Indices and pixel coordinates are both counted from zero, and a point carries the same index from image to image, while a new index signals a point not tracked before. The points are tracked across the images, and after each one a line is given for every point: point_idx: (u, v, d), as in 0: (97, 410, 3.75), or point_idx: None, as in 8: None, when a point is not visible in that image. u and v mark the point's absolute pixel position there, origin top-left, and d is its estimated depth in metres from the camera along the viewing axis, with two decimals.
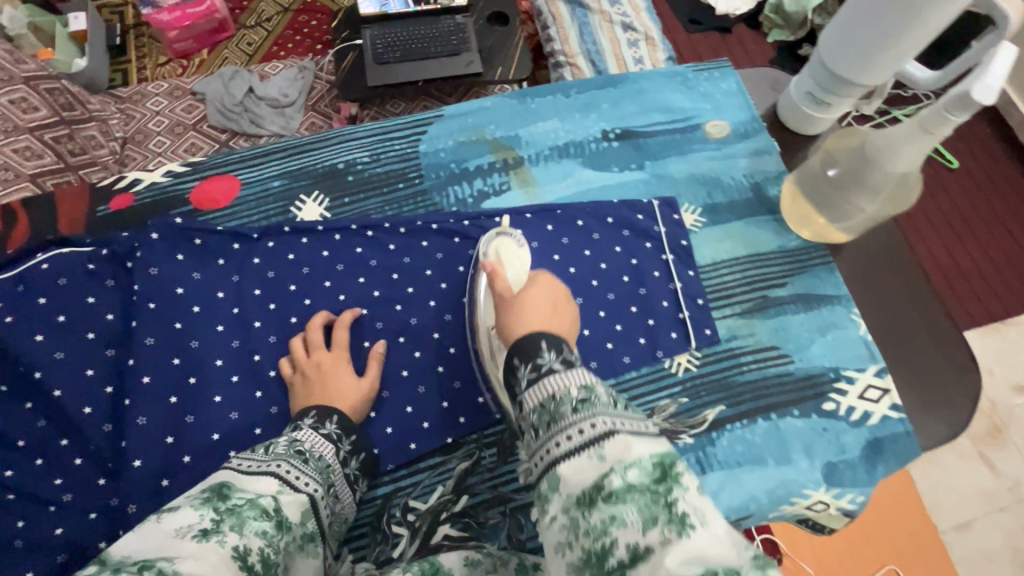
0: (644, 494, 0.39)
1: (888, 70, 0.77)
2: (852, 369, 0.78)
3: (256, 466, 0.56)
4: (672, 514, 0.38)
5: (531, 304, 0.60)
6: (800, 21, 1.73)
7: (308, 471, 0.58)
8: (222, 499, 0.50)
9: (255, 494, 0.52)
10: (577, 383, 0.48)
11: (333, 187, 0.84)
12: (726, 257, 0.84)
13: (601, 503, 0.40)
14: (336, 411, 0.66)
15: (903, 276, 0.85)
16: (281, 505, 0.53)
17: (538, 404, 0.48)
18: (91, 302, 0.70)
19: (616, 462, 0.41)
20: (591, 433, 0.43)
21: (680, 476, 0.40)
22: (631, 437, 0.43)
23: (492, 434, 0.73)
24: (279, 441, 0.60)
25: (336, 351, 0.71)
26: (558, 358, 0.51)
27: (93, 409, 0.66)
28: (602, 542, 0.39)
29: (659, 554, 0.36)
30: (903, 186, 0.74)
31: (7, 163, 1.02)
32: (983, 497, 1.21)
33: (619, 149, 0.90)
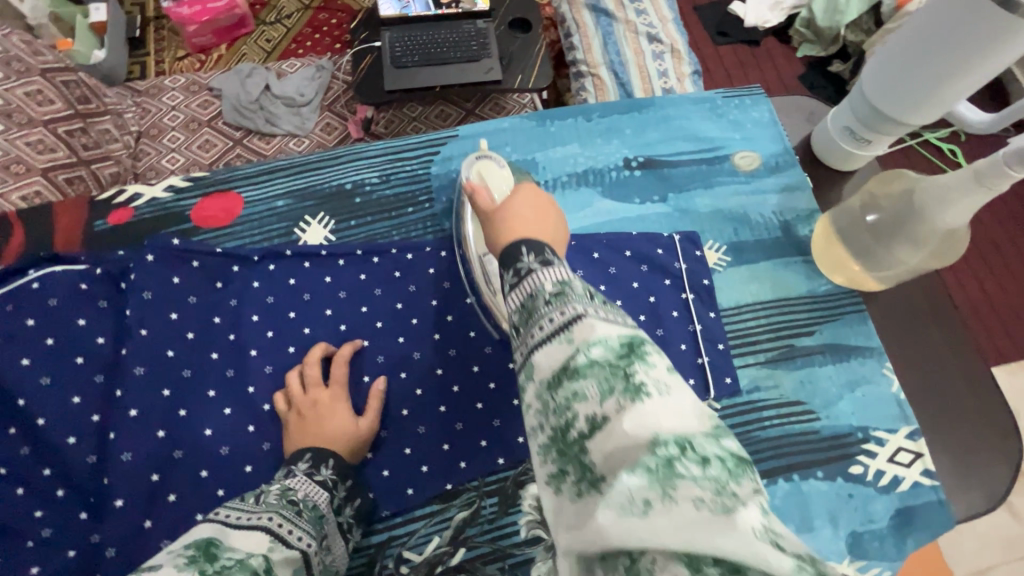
0: (605, 368, 0.35)
1: (941, 108, 0.71)
2: (882, 430, 0.73)
3: (246, 518, 0.48)
4: (629, 384, 0.34)
5: (515, 219, 0.51)
6: (832, 37, 1.65)
7: (302, 525, 0.51)
8: (209, 559, 0.42)
9: (245, 553, 0.44)
10: (553, 279, 0.41)
11: (339, 209, 0.80)
12: (749, 301, 0.79)
13: (565, 382, 0.36)
14: (331, 454, 0.61)
15: (942, 329, 0.79)
16: (273, 565, 0.45)
17: (517, 304, 0.41)
18: (81, 325, 0.67)
19: (581, 342, 0.36)
20: (562, 319, 0.38)
21: (647, 354, 0.36)
22: (601, 321, 0.37)
23: (494, 482, 0.69)
24: (269, 491, 0.53)
25: (334, 388, 0.67)
26: (537, 260, 0.43)
27: (77, 439, 0.63)
28: (566, 419, 0.35)
29: (614, 422, 0.33)
30: (949, 241, 0.68)
31: (18, 156, 0.99)
32: (1007, 545, 1.15)
33: (642, 179, 0.85)
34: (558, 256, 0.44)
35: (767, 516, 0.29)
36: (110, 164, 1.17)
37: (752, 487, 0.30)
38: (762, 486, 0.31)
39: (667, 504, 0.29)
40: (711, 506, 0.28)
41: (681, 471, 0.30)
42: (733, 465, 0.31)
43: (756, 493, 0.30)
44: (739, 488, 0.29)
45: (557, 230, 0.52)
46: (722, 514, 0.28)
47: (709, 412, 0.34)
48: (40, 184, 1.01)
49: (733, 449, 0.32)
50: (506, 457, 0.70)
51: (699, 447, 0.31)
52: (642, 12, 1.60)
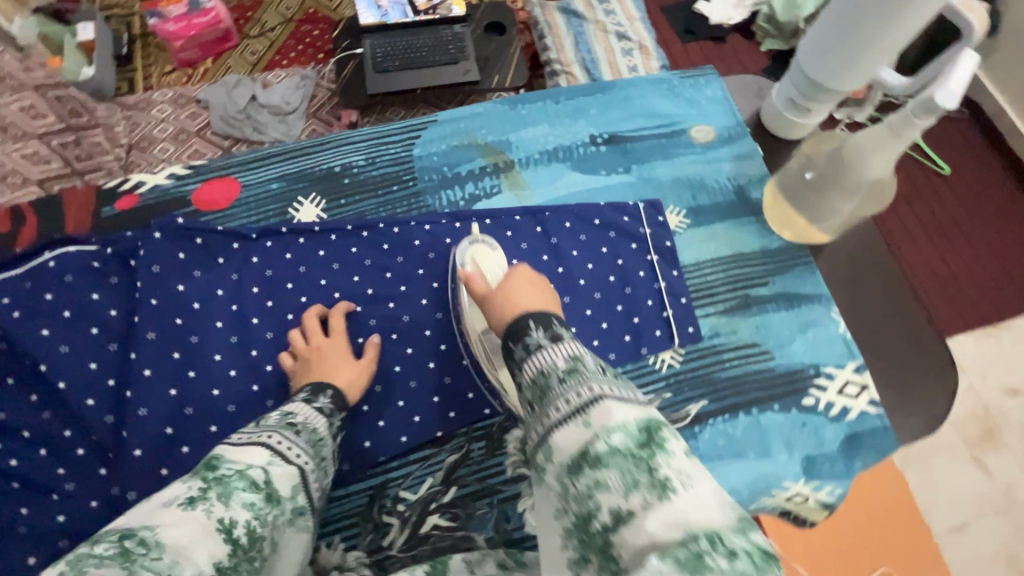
0: (627, 459, 0.39)
1: (866, 75, 0.80)
2: (832, 366, 0.80)
3: (247, 437, 0.54)
4: (654, 479, 0.38)
5: (517, 292, 0.60)
6: (792, 30, 1.76)
7: (298, 443, 0.57)
8: (209, 469, 0.49)
9: (246, 464, 0.51)
10: (564, 356, 0.47)
11: (329, 190, 0.87)
12: (708, 258, 0.87)
13: (588, 469, 0.40)
14: (330, 387, 0.67)
15: (886, 275, 0.87)
16: (271, 477, 0.52)
17: (530, 379, 0.48)
18: (95, 299, 0.73)
19: (600, 428, 0.41)
20: (581, 399, 0.43)
21: (665, 441, 0.40)
22: (617, 403, 0.42)
23: (481, 428, 0.76)
24: (270, 416, 0.59)
25: (333, 337, 0.74)
26: (546, 334, 0.50)
27: (95, 401, 0.69)
28: (588, 506, 0.40)
29: (641, 518, 0.37)
30: (876, 189, 0.76)
31: (17, 168, 1.31)
32: (978, 501, 1.23)
33: (607, 153, 0.93)
34: (561, 326, 0.52)
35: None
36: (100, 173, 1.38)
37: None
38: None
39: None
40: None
41: (711, 565, 0.34)
42: (759, 559, 0.35)
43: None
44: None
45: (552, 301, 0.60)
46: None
47: (734, 505, 0.38)
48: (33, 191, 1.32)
49: (760, 543, 0.36)
50: (493, 407, 0.76)
51: (727, 542, 0.35)
52: (610, 12, 1.69)
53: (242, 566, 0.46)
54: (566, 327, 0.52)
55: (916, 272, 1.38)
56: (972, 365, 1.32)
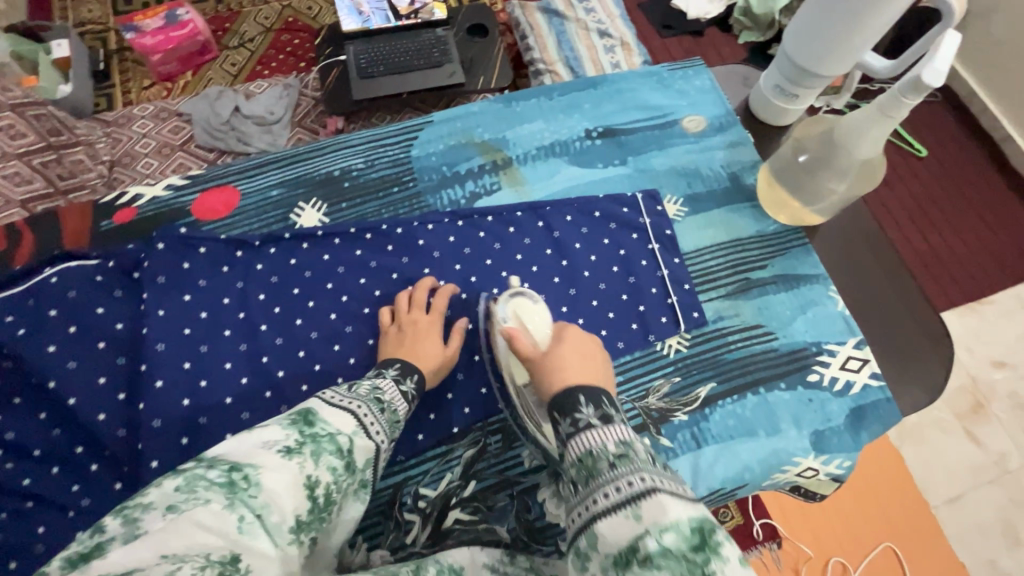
0: (681, 562, 0.40)
1: (850, 60, 0.82)
2: (833, 343, 0.82)
3: (343, 402, 0.58)
4: None
5: (566, 360, 0.61)
6: (768, 22, 1.81)
7: (380, 421, 0.60)
8: (307, 424, 0.52)
9: (336, 429, 0.54)
10: (615, 439, 0.50)
11: (330, 194, 0.87)
12: (708, 243, 0.88)
13: (636, 567, 0.41)
14: (418, 371, 0.69)
15: (879, 253, 0.90)
16: (354, 447, 0.54)
17: (577, 458, 0.50)
18: (100, 313, 0.72)
19: (652, 524, 0.42)
20: (632, 489, 0.45)
21: (718, 546, 0.41)
22: (671, 500, 0.44)
23: (496, 421, 0.76)
24: (361, 385, 0.62)
25: (432, 314, 0.76)
26: (597, 413, 0.52)
27: (107, 416, 0.68)
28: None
29: None
30: (867, 169, 0.78)
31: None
32: (973, 472, 1.25)
33: (603, 147, 0.94)
34: (612, 405, 0.54)
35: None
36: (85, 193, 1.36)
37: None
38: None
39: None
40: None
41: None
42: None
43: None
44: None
45: (604, 373, 0.62)
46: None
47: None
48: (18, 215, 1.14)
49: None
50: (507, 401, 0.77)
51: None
52: (591, 10, 1.72)
53: (314, 524, 0.48)
54: (616, 407, 0.54)
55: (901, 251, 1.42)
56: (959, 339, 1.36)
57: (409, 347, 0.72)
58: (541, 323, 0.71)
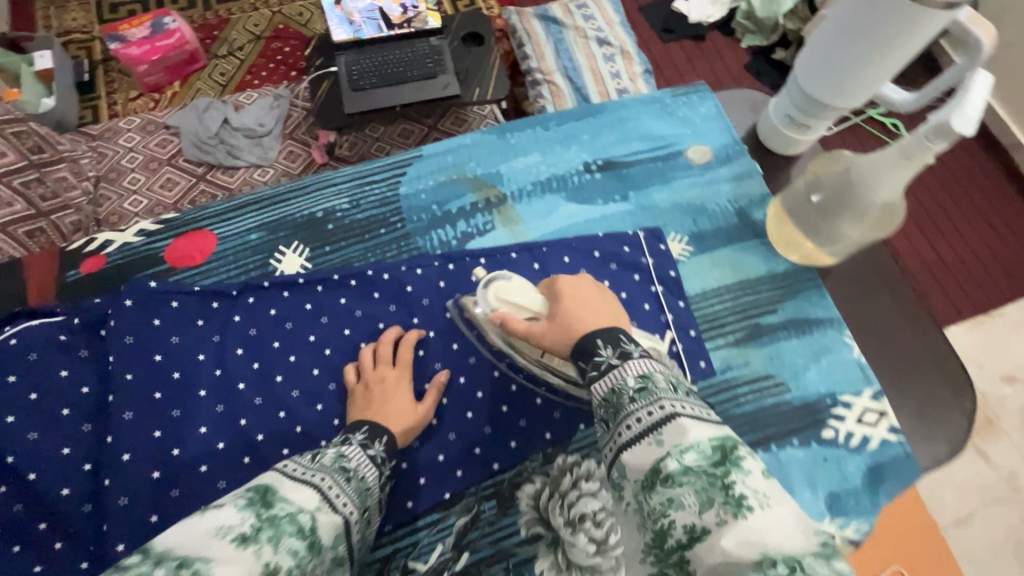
0: (701, 477, 0.41)
1: (866, 92, 0.77)
2: (849, 394, 0.77)
3: (303, 475, 0.51)
4: (730, 496, 0.39)
5: (575, 306, 0.61)
6: (772, 26, 1.74)
7: (348, 491, 0.54)
8: (263, 504, 0.45)
9: (297, 506, 0.47)
10: (634, 375, 0.51)
11: (313, 237, 0.82)
12: (714, 286, 0.83)
13: (660, 487, 0.42)
14: (386, 432, 0.64)
15: (895, 293, 0.85)
16: (318, 524, 0.47)
17: (602, 396, 0.51)
18: (65, 376, 0.67)
19: (672, 446, 0.43)
20: (652, 418, 0.46)
21: (742, 461, 0.41)
22: (691, 422, 0.45)
23: (489, 486, 0.71)
24: (326, 453, 0.56)
25: (399, 369, 0.71)
26: (615, 352, 0.54)
27: (71, 490, 0.63)
28: (662, 524, 0.41)
29: (715, 535, 0.38)
30: (886, 215, 0.73)
31: None
32: (981, 490, 1.20)
33: (602, 181, 0.89)
34: (630, 343, 0.55)
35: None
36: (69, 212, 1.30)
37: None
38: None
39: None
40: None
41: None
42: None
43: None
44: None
45: (615, 314, 0.62)
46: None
47: (817, 531, 0.38)
48: None
49: (845, 571, 0.36)
50: (501, 462, 0.72)
51: (808, 568, 0.35)
52: (589, 17, 1.65)
53: None
54: (635, 345, 0.55)
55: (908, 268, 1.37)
56: (968, 354, 1.30)
57: (392, 404, 0.68)
58: (523, 295, 0.70)
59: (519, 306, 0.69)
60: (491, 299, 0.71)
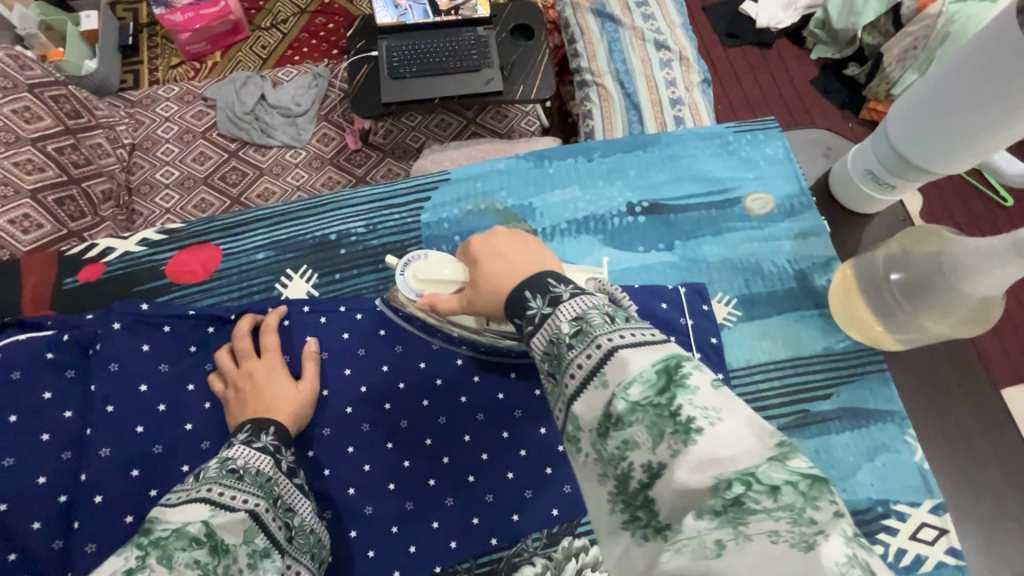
0: (649, 412, 0.35)
1: (976, 158, 0.65)
2: (904, 503, 0.67)
3: (184, 496, 0.45)
4: (678, 424, 0.34)
5: (496, 261, 0.52)
6: (848, 38, 1.55)
7: (246, 488, 0.48)
8: (144, 535, 0.41)
9: (183, 522, 0.42)
10: (568, 319, 0.42)
11: (323, 261, 0.75)
12: (760, 360, 0.74)
13: (613, 431, 0.36)
14: (272, 422, 0.57)
15: (974, 389, 0.74)
16: (215, 529, 0.43)
17: (542, 351, 0.43)
18: (47, 399, 0.63)
19: (616, 385, 0.37)
20: (592, 360, 0.39)
21: (687, 377, 0.35)
22: (631, 351, 0.37)
23: (485, 564, 0.64)
24: (208, 465, 0.49)
25: (268, 358, 0.65)
26: (545, 301, 0.44)
27: (42, 525, 0.59)
28: (622, 468, 0.36)
29: (670, 469, 0.33)
30: (980, 310, 0.62)
31: (6, 178, 0.98)
32: None
33: (646, 225, 0.79)
34: (560, 284, 0.45)
35: (850, 543, 0.29)
36: (102, 180, 1.23)
37: (832, 510, 0.30)
38: (845, 507, 0.30)
39: (741, 543, 0.30)
40: (789, 540, 0.29)
41: (748, 506, 0.30)
42: (807, 488, 0.30)
43: (838, 518, 0.30)
44: (816, 514, 0.29)
45: (539, 258, 0.52)
46: (803, 548, 0.28)
47: (772, 429, 0.33)
48: (28, 206, 0.99)
49: (804, 470, 0.31)
50: (500, 537, 0.65)
51: (765, 478, 0.31)
52: (650, 16, 1.51)
53: None
54: (564, 285, 0.45)
55: None
56: None
57: (271, 394, 0.61)
58: (445, 269, 0.61)
59: (442, 280, 0.62)
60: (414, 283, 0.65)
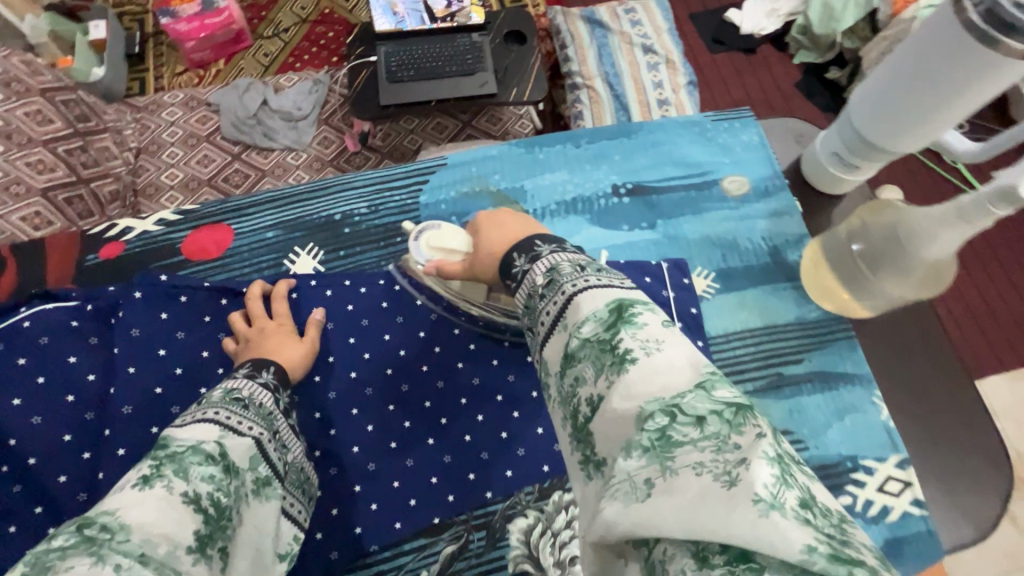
0: (595, 347, 0.40)
1: (930, 135, 0.71)
2: (872, 459, 0.72)
3: (191, 417, 0.49)
4: (616, 356, 0.39)
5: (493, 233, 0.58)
6: (828, 43, 1.63)
7: (250, 416, 0.53)
8: (159, 449, 0.45)
9: (197, 440, 0.47)
10: (543, 271, 0.48)
11: (329, 239, 0.81)
12: (737, 328, 0.79)
13: (568, 368, 0.42)
14: (272, 362, 0.61)
15: (934, 351, 0.79)
16: (226, 450, 0.48)
17: (522, 303, 0.49)
18: (73, 362, 0.68)
19: (573, 326, 0.43)
20: (558, 305, 0.45)
21: (634, 316, 0.40)
22: (586, 295, 0.43)
23: (481, 515, 0.69)
24: (212, 393, 0.54)
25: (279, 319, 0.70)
26: (527, 259, 0.50)
27: (67, 478, 0.63)
28: (573, 401, 0.41)
29: (608, 399, 0.38)
30: (934, 273, 0.68)
31: (17, 177, 1.03)
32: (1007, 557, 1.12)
33: (630, 206, 0.85)
34: (543, 244, 0.51)
35: (773, 462, 0.32)
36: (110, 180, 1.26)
37: (754, 433, 0.33)
38: (766, 428, 0.33)
39: (669, 477, 0.33)
40: (712, 472, 0.32)
41: (674, 437, 0.34)
42: (731, 416, 0.34)
43: (759, 439, 0.33)
44: (739, 439, 0.33)
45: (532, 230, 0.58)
46: (725, 482, 0.31)
47: (705, 362, 0.38)
48: (39, 204, 1.05)
49: (726, 400, 0.35)
50: (496, 490, 0.70)
51: (689, 409, 0.35)
52: (637, 22, 1.59)
53: (216, 536, 0.43)
54: (547, 244, 0.51)
55: (944, 307, 1.29)
56: (1008, 413, 1.21)
57: (282, 354, 0.66)
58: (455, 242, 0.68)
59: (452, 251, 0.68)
60: (425, 248, 0.70)
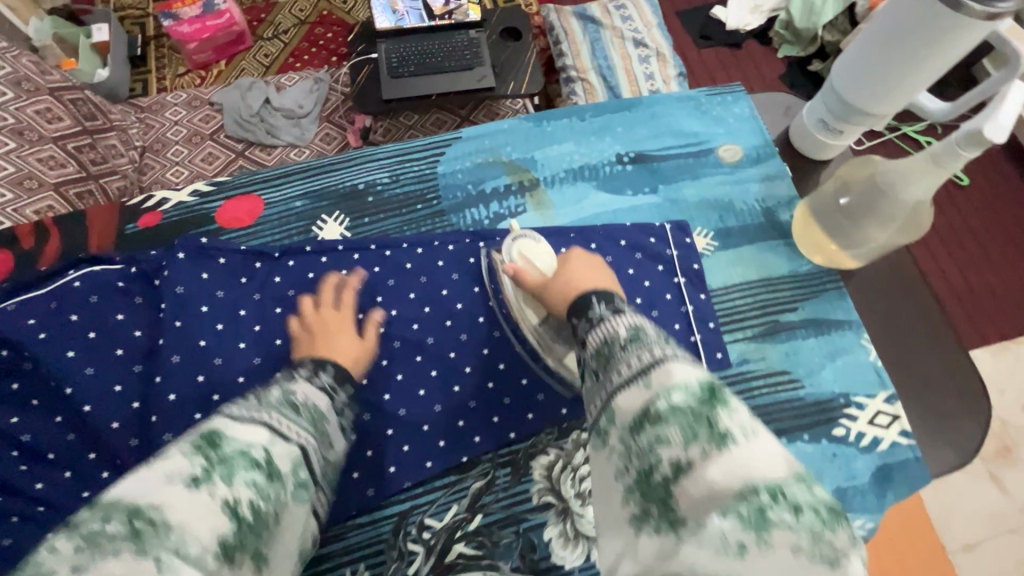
0: (689, 416, 0.40)
1: (906, 97, 0.78)
2: (862, 396, 0.78)
3: (246, 412, 0.47)
4: (715, 432, 0.39)
5: (576, 272, 0.64)
6: (809, 37, 1.72)
7: (300, 420, 0.50)
8: (212, 446, 0.43)
9: (246, 444, 0.45)
10: (626, 326, 0.49)
11: (354, 207, 0.86)
12: (736, 281, 0.85)
13: (648, 427, 0.41)
14: (330, 364, 0.59)
15: (914, 296, 0.86)
16: (274, 456, 0.46)
17: (595, 346, 0.50)
18: (120, 320, 0.72)
19: (660, 388, 0.42)
20: (641, 362, 0.45)
21: (727, 400, 0.41)
22: (675, 364, 0.43)
23: (506, 454, 0.74)
24: (269, 391, 0.51)
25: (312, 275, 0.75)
26: (610, 309, 0.53)
27: (120, 425, 0.68)
28: (650, 461, 0.40)
29: (700, 468, 0.38)
30: (911, 219, 0.75)
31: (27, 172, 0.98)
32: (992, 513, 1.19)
33: (633, 173, 0.91)
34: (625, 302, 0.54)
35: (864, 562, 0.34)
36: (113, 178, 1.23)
37: (849, 538, 0.34)
38: (859, 537, 0.35)
39: (762, 548, 0.34)
40: (811, 554, 0.33)
41: (773, 520, 0.34)
42: (828, 516, 0.35)
43: (852, 542, 0.34)
44: (837, 537, 0.34)
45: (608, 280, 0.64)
46: (824, 561, 0.33)
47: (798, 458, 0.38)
48: (51, 199, 1.02)
49: (826, 500, 0.36)
50: (519, 432, 0.75)
51: (791, 497, 0.35)
52: (628, 18, 1.66)
53: (250, 542, 0.42)
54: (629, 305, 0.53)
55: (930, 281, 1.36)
56: (991, 379, 1.28)
57: (319, 307, 0.71)
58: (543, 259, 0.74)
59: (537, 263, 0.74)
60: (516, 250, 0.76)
